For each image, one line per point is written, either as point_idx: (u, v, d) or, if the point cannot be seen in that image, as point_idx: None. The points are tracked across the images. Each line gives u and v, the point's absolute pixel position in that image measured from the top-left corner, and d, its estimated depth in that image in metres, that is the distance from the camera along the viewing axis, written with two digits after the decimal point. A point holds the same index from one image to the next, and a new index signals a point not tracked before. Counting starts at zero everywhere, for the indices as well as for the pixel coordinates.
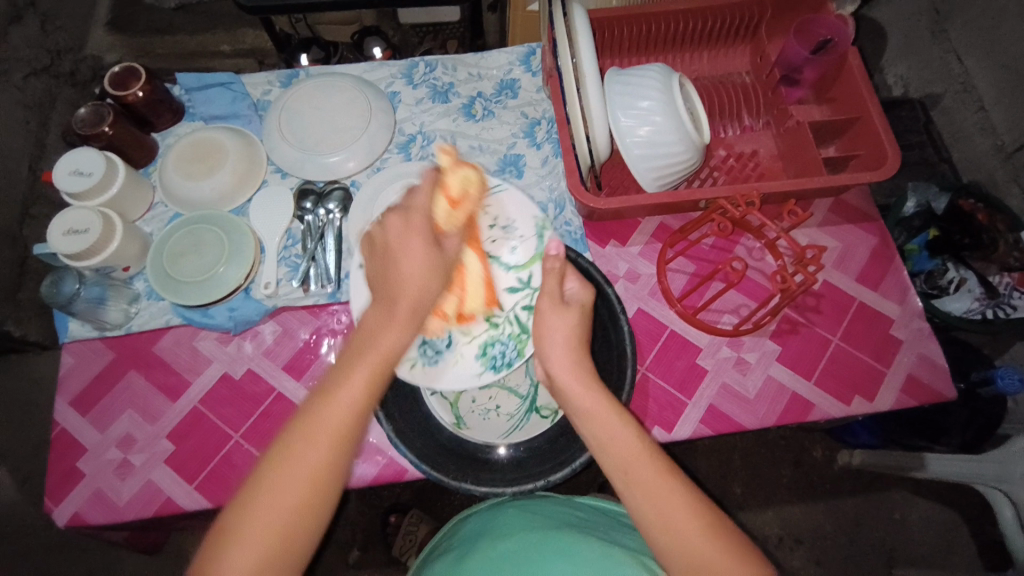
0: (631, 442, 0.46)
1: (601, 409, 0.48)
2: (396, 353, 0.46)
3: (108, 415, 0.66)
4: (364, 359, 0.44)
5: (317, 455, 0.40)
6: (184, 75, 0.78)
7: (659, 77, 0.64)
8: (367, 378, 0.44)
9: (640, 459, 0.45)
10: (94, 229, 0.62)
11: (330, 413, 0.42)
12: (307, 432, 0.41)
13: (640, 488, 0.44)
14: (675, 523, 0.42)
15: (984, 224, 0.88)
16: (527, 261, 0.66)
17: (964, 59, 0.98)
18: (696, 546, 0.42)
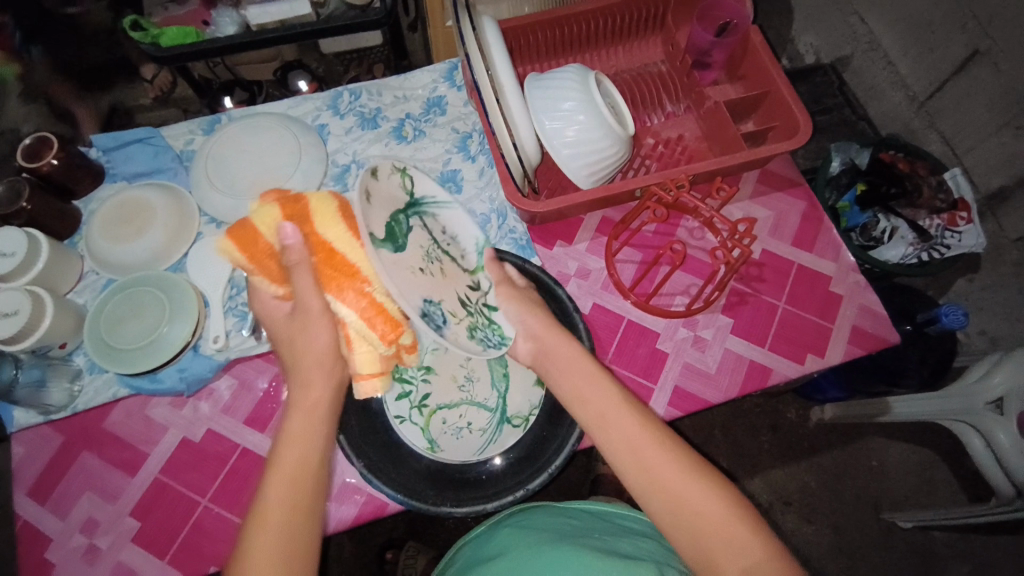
0: (596, 382, 0.52)
1: (571, 358, 0.54)
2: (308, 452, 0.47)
3: (67, 500, 0.63)
4: (282, 463, 0.47)
5: (278, 522, 0.44)
6: (99, 137, 0.75)
7: (576, 78, 0.66)
8: (289, 480, 0.46)
9: (607, 399, 0.51)
10: (22, 311, 0.59)
11: (286, 455, 0.47)
12: (258, 521, 0.44)
13: (608, 421, 0.50)
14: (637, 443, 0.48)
15: (905, 172, 0.94)
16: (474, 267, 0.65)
17: (866, 20, 1.04)
18: (654, 458, 0.47)
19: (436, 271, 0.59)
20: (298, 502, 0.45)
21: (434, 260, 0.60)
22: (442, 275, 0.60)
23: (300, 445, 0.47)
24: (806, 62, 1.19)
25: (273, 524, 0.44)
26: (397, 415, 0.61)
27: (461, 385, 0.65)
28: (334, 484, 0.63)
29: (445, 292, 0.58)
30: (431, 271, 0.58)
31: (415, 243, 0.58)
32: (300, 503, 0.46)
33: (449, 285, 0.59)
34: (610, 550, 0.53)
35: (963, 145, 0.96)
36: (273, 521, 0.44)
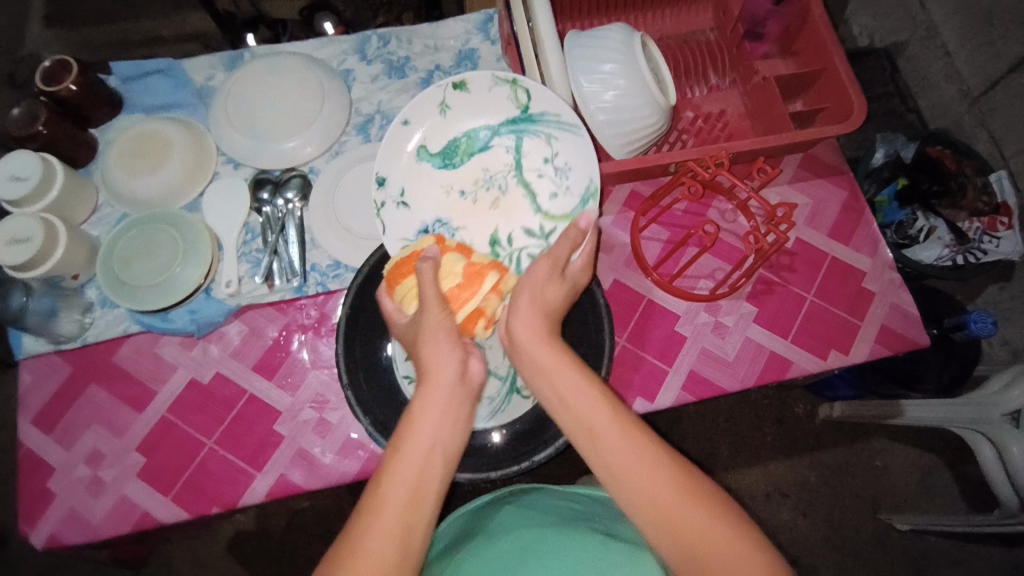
0: (600, 413, 0.43)
1: (566, 376, 0.46)
2: (428, 445, 0.43)
3: (74, 431, 0.63)
4: (408, 459, 0.41)
5: (397, 514, 0.39)
6: (120, 65, 0.73)
7: (621, 38, 0.62)
8: (414, 477, 0.41)
9: (619, 444, 0.42)
10: (36, 238, 0.58)
11: (407, 455, 0.42)
12: (364, 518, 0.39)
13: (620, 469, 0.41)
14: (660, 503, 0.39)
15: (953, 170, 0.88)
16: (559, 213, 0.62)
17: (927, 4, 0.97)
18: (666, 499, 0.39)
19: (485, 198, 0.64)
20: (416, 513, 0.40)
21: (494, 186, 0.64)
22: (494, 203, 0.64)
23: (427, 444, 0.43)
24: (858, 44, 1.12)
25: (395, 519, 0.39)
26: (406, 374, 0.59)
27: (473, 350, 0.62)
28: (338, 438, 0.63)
29: (477, 216, 0.64)
30: (474, 195, 0.64)
31: (482, 162, 0.65)
32: (410, 514, 0.40)
33: (492, 213, 0.64)
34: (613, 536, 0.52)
35: (1015, 146, 0.90)
36: (389, 512, 0.39)
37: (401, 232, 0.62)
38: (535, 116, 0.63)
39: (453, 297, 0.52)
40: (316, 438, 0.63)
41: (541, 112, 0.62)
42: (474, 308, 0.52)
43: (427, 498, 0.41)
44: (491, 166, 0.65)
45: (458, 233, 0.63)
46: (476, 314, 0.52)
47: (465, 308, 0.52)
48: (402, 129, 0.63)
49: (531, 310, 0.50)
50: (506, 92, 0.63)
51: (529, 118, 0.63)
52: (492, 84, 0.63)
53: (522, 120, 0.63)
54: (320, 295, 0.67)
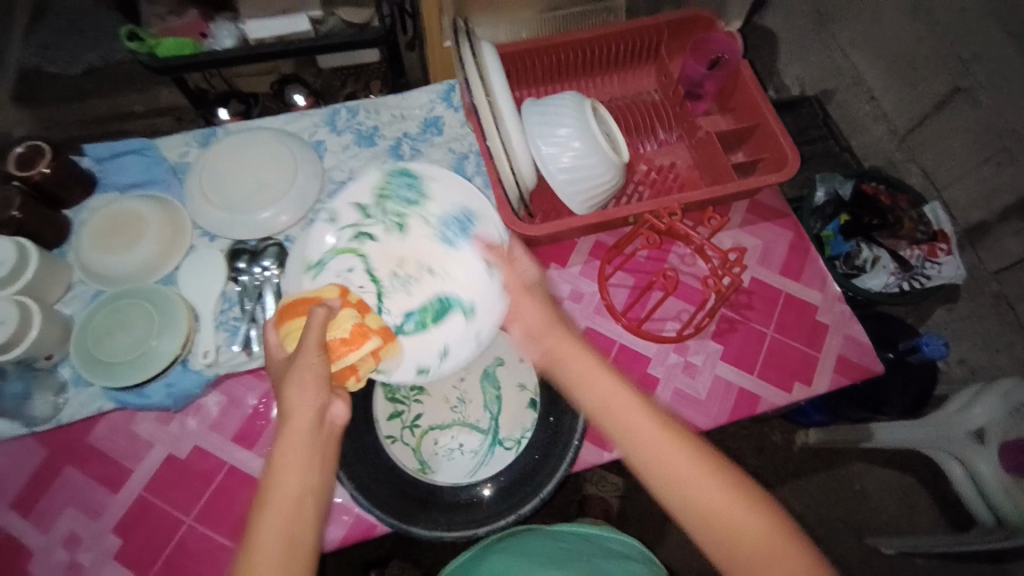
0: (647, 423, 0.47)
1: (614, 391, 0.50)
2: (299, 485, 0.44)
3: (47, 516, 0.61)
4: (280, 499, 0.43)
5: (273, 556, 0.41)
6: (94, 146, 0.75)
7: (573, 104, 0.67)
8: (290, 516, 0.43)
9: (681, 462, 0.46)
10: (9, 320, 0.58)
11: (280, 493, 0.44)
12: (247, 566, 0.41)
13: (681, 481, 0.45)
14: (720, 509, 0.44)
15: (888, 205, 0.97)
16: (342, 246, 0.67)
17: (850, 55, 1.07)
18: (716, 496, 0.44)
19: (406, 272, 0.68)
20: (297, 543, 0.42)
21: (408, 278, 0.68)
22: (404, 262, 0.68)
23: (288, 483, 0.44)
24: (793, 93, 1.22)
25: (269, 563, 0.41)
26: (389, 435, 0.62)
27: (453, 407, 0.65)
28: None
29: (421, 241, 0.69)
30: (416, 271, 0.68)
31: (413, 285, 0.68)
32: (298, 542, 0.42)
33: (394, 260, 0.68)
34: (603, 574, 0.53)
35: (944, 179, 0.99)
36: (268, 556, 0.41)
37: (451, 198, 0.68)
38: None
39: (334, 349, 0.52)
40: None
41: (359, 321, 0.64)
42: (348, 365, 0.52)
43: (310, 521, 0.43)
44: (398, 292, 0.67)
45: (447, 234, 0.68)
46: (347, 370, 0.52)
47: (340, 362, 0.52)
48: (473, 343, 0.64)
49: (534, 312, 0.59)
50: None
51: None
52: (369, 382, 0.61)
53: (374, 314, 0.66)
54: None
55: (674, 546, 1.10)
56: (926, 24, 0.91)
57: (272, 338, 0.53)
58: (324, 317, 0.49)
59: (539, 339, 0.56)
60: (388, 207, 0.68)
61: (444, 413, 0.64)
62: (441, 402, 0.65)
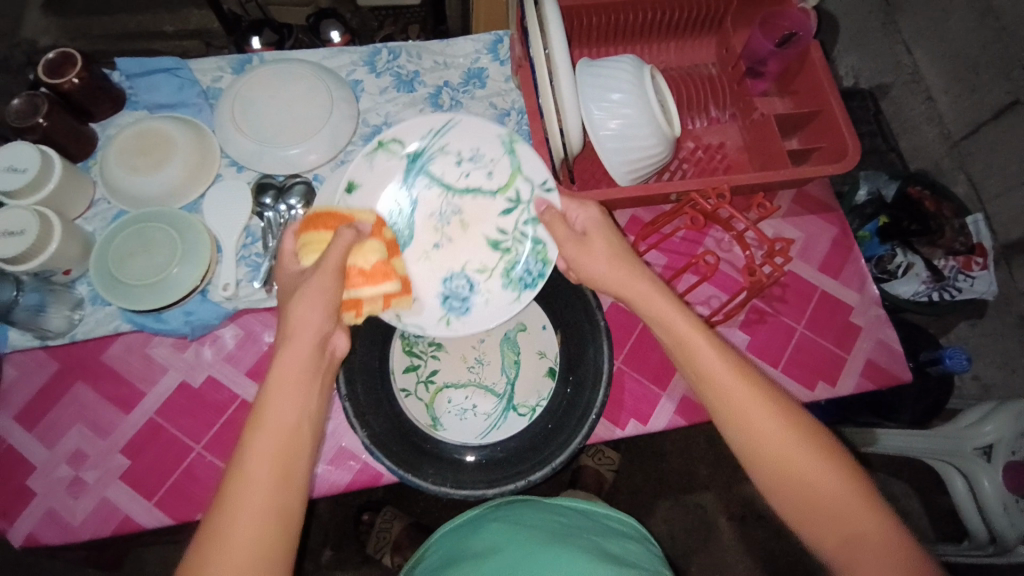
0: (719, 365, 0.47)
1: (677, 325, 0.50)
2: (291, 415, 0.44)
3: (56, 430, 0.61)
4: (273, 423, 0.43)
5: (262, 476, 0.40)
6: (125, 60, 0.72)
7: (630, 69, 0.64)
8: (280, 440, 0.42)
9: (761, 421, 0.45)
10: (29, 231, 0.57)
11: (275, 414, 0.43)
12: (241, 480, 0.40)
13: (755, 427, 0.45)
14: (795, 464, 0.43)
15: (931, 211, 0.93)
16: (506, 180, 0.66)
17: (912, 50, 1.00)
18: (783, 447, 0.44)
19: (453, 230, 0.66)
20: (290, 464, 0.42)
21: (450, 217, 0.66)
22: (463, 226, 0.66)
23: (290, 406, 0.44)
24: (845, 84, 1.17)
25: (261, 483, 0.40)
26: (403, 388, 0.61)
27: (470, 366, 0.63)
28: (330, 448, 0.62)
29: (467, 245, 0.66)
30: (445, 238, 0.66)
31: (425, 215, 0.66)
32: (288, 474, 0.41)
33: (471, 216, 0.66)
34: (604, 552, 0.52)
35: (990, 191, 0.95)
36: (260, 473, 0.40)
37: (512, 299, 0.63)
38: (421, 151, 0.65)
39: (349, 277, 0.53)
40: None
41: (419, 146, 0.65)
42: (359, 296, 0.54)
43: (304, 445, 0.43)
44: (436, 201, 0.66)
45: (467, 273, 0.65)
46: (356, 302, 0.53)
47: (352, 291, 0.53)
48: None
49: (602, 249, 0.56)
50: (385, 157, 0.65)
51: (420, 158, 0.65)
52: (365, 160, 0.63)
53: (415, 166, 0.65)
54: None
55: (660, 526, 1.12)
56: (993, 29, 0.84)
57: (288, 243, 0.55)
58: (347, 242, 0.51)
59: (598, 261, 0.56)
60: (461, 187, 0.66)
61: (460, 370, 0.63)
62: (460, 359, 0.64)
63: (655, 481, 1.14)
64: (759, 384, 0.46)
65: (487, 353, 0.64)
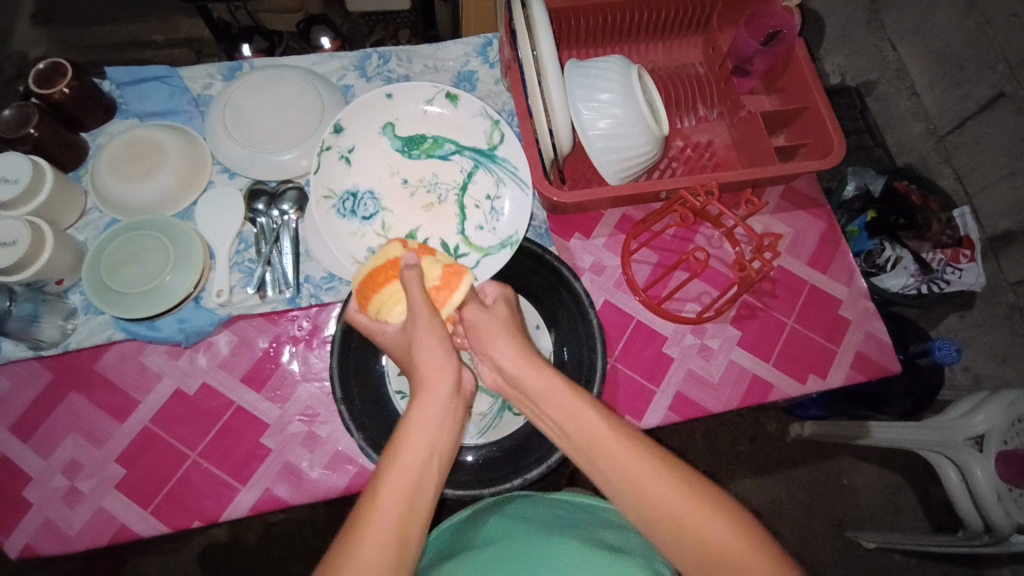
0: (603, 431, 0.42)
1: (576, 405, 0.44)
2: (425, 448, 0.40)
3: (51, 440, 0.61)
4: (405, 461, 0.38)
5: (395, 520, 0.36)
6: (116, 69, 0.72)
7: (618, 69, 0.65)
8: (411, 483, 0.38)
9: (657, 487, 0.39)
10: (21, 241, 0.57)
11: (407, 450, 0.39)
12: (362, 525, 0.35)
13: (651, 497, 0.39)
14: (698, 533, 0.38)
15: (919, 204, 0.93)
16: (474, 244, 0.67)
17: (897, 47, 1.01)
18: (687, 511, 0.39)
19: (421, 197, 0.70)
20: (411, 505, 0.37)
21: (432, 193, 0.70)
22: (425, 205, 0.70)
23: (422, 445, 0.40)
24: (831, 82, 1.18)
25: (383, 525, 0.35)
26: (399, 390, 0.59)
27: (464, 367, 0.63)
28: (326, 452, 0.62)
29: (410, 211, 0.70)
30: (414, 189, 0.70)
31: (433, 167, 0.71)
32: (411, 520, 0.36)
33: (431, 215, 0.70)
34: (600, 542, 0.52)
35: (976, 184, 0.96)
36: (385, 517, 0.36)
37: None
38: (498, 159, 0.70)
39: (433, 297, 0.49)
40: (304, 452, 0.62)
41: (505, 157, 0.69)
42: (455, 308, 0.49)
43: (426, 490, 0.38)
44: (438, 175, 0.71)
45: (382, 215, 0.69)
46: (453, 315, 0.49)
47: (443, 310, 0.49)
48: (381, 101, 0.69)
49: (507, 338, 0.48)
50: (484, 129, 0.70)
51: (490, 159, 0.70)
52: (478, 114, 0.70)
53: (485, 156, 0.70)
54: (313, 308, 0.67)
55: None
56: (980, 22, 0.85)
57: (361, 317, 0.52)
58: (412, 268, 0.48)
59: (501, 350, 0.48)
60: (465, 202, 0.70)
61: None
62: None
63: None
64: (629, 433, 0.42)
65: None
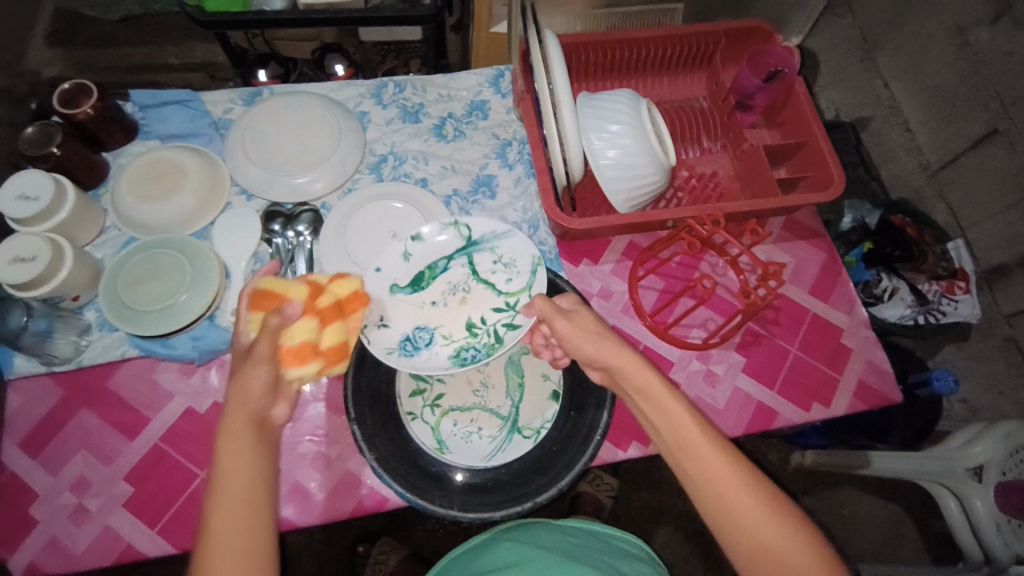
0: (700, 441, 0.48)
1: (671, 409, 0.50)
2: (251, 463, 0.45)
3: (59, 457, 0.61)
4: (232, 478, 0.44)
5: (238, 530, 0.42)
6: (139, 92, 0.75)
7: (628, 103, 0.67)
8: (243, 491, 0.44)
9: (740, 500, 0.46)
10: (41, 257, 0.58)
11: (231, 469, 0.44)
12: (209, 547, 0.42)
13: (731, 504, 0.46)
14: (770, 547, 0.44)
15: (914, 237, 0.95)
16: (518, 290, 0.66)
17: (890, 85, 1.05)
18: (764, 523, 0.45)
19: (453, 300, 0.67)
20: (253, 509, 0.44)
21: (457, 291, 0.67)
22: (461, 303, 0.67)
23: (243, 460, 0.45)
24: (827, 117, 1.21)
25: (227, 539, 0.42)
26: (410, 411, 0.61)
27: (476, 390, 0.64)
28: (336, 472, 0.62)
29: (453, 320, 0.66)
30: (444, 300, 0.67)
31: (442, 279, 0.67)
32: (252, 519, 0.43)
33: (464, 302, 0.67)
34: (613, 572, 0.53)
35: (970, 219, 0.99)
36: (231, 533, 0.42)
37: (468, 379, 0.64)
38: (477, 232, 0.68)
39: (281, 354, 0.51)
40: (315, 473, 0.62)
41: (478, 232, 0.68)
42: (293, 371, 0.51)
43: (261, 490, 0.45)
44: (451, 276, 0.67)
45: (439, 334, 0.65)
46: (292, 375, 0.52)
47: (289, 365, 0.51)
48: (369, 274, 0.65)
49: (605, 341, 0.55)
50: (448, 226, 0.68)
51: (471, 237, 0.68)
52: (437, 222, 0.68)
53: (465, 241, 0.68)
54: None
55: (660, 553, 1.10)
56: (971, 62, 0.89)
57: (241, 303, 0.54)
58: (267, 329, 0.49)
59: (592, 354, 0.55)
60: (481, 279, 0.67)
61: (465, 392, 0.64)
62: (464, 383, 0.64)
63: (655, 506, 1.13)
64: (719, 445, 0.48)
65: (489, 376, 0.65)
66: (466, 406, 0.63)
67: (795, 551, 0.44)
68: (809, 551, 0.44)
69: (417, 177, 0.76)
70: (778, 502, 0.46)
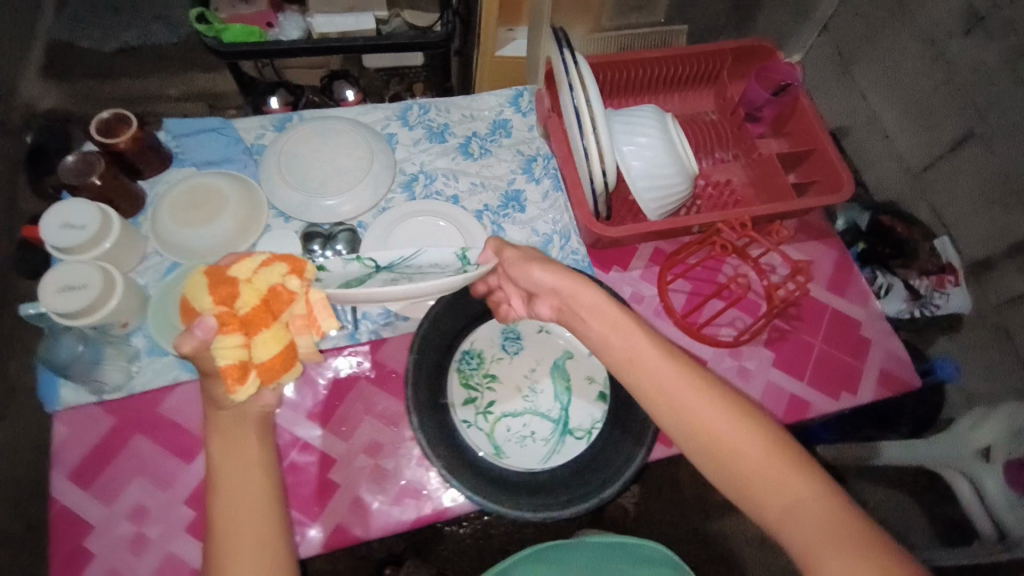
0: (651, 354, 0.49)
1: (630, 335, 0.51)
2: (250, 463, 0.46)
3: (114, 487, 0.60)
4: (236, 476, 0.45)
5: (256, 523, 0.43)
6: (172, 122, 0.76)
7: (654, 116, 0.71)
8: (253, 483, 0.45)
9: (693, 402, 0.46)
10: (92, 285, 0.58)
11: (229, 471, 0.45)
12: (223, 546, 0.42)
13: (676, 407, 0.46)
14: (724, 443, 0.44)
15: (905, 235, 0.98)
16: None
17: (868, 98, 1.03)
18: (714, 420, 0.45)
19: None
20: (262, 501, 0.45)
21: None
22: None
23: (241, 461, 0.46)
24: None
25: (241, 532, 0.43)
26: (464, 419, 0.63)
27: (525, 395, 0.66)
28: (393, 485, 0.63)
29: None
30: None
31: None
32: (260, 508, 0.44)
33: None
34: None
35: None
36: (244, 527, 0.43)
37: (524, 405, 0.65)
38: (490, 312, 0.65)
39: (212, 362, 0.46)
40: (372, 487, 0.63)
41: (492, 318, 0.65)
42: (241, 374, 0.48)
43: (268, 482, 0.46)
44: None
45: None
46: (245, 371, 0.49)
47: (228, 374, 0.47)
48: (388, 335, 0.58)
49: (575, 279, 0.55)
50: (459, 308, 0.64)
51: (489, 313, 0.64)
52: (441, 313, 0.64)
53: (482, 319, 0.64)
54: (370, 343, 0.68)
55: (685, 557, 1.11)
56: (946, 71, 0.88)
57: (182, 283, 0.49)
58: (198, 345, 0.45)
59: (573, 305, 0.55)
60: None
61: (513, 397, 0.65)
62: (512, 390, 0.66)
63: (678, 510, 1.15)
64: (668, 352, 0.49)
65: (539, 383, 0.66)
66: (519, 410, 0.65)
67: (754, 444, 0.44)
68: (760, 440, 0.44)
69: (448, 194, 0.79)
70: (739, 409, 0.45)
